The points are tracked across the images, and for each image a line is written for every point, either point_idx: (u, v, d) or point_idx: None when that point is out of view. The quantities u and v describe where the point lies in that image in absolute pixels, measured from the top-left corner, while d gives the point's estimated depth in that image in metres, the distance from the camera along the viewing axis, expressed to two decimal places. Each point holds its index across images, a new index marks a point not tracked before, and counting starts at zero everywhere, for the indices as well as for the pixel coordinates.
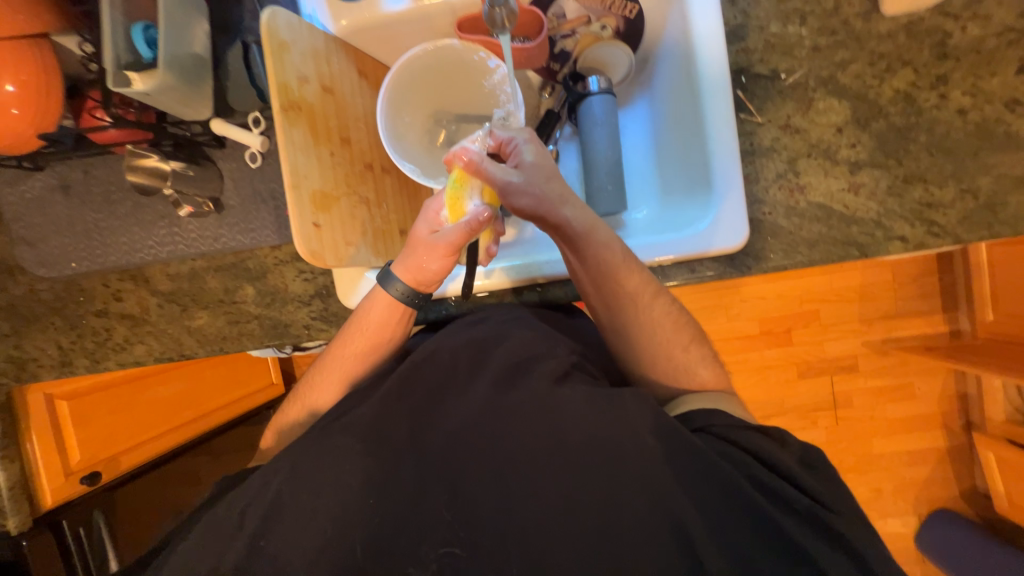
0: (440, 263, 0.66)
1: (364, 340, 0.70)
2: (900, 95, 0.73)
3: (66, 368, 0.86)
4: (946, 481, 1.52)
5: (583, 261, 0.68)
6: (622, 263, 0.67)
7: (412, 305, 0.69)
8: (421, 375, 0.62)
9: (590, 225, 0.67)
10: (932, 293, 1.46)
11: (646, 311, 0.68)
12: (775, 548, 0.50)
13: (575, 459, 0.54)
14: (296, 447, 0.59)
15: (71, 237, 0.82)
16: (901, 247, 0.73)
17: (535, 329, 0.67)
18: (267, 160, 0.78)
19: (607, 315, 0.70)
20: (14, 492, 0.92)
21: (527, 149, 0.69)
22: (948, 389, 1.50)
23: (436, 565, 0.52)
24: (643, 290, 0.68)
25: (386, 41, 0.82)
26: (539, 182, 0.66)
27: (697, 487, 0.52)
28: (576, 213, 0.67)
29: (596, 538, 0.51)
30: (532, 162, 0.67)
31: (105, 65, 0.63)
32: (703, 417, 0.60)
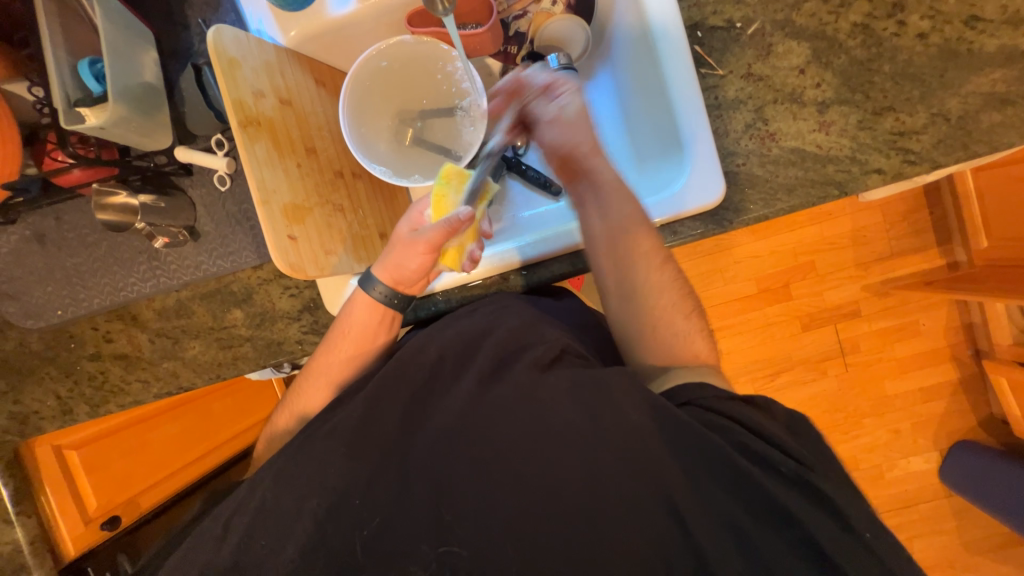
0: (419, 260, 0.67)
1: (348, 342, 0.70)
2: (858, 28, 0.72)
3: (68, 416, 0.86)
4: (962, 412, 1.52)
5: (602, 214, 0.68)
6: (642, 220, 0.68)
7: (393, 306, 0.71)
8: (405, 379, 0.62)
9: (616, 182, 0.70)
10: (924, 227, 1.46)
11: (655, 275, 0.66)
12: (767, 511, 0.49)
13: (565, 438, 0.55)
14: (298, 458, 0.60)
15: (52, 285, 0.81)
16: (880, 180, 0.72)
17: (517, 319, 0.68)
18: (236, 182, 0.77)
19: (616, 279, 0.67)
20: (35, 545, 0.91)
21: (573, 97, 0.74)
22: (953, 320, 1.50)
23: (436, 564, 0.53)
24: (654, 254, 0.67)
25: (339, 46, 0.82)
26: (576, 128, 0.73)
27: (685, 455, 0.52)
28: (604, 164, 0.72)
29: (589, 516, 0.53)
30: (574, 110, 0.73)
31: (56, 105, 0.63)
32: (698, 391, 0.58)
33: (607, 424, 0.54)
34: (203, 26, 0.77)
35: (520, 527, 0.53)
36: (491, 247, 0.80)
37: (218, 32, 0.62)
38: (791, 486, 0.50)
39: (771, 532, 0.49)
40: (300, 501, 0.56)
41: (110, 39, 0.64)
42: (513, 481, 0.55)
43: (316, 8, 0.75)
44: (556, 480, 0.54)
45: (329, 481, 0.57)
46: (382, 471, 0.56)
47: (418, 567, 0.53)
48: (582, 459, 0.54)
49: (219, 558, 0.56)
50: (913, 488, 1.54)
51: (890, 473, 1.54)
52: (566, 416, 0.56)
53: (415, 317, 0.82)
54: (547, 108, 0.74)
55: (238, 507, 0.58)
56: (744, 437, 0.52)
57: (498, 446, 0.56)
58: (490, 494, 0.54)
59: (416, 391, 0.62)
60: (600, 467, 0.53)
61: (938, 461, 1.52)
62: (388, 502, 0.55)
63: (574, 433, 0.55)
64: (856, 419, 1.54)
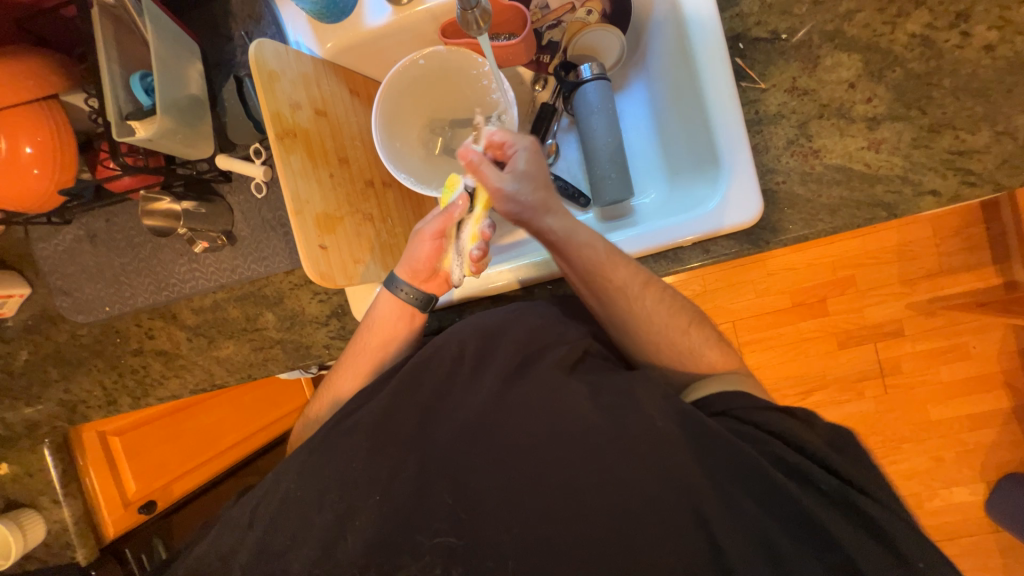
0: (426, 247, 0.66)
1: (377, 338, 0.71)
2: (916, 39, 0.68)
3: (112, 407, 0.91)
4: (1016, 443, 1.41)
5: (569, 263, 0.65)
6: (607, 261, 0.64)
7: (420, 303, 0.71)
8: (429, 372, 0.62)
9: (571, 229, 0.64)
10: (980, 245, 1.36)
11: (636, 302, 0.64)
12: (806, 531, 0.49)
13: (594, 447, 0.54)
14: (325, 451, 0.59)
15: (102, 283, 0.86)
16: (934, 202, 0.67)
17: (539, 314, 0.65)
18: (272, 189, 0.80)
19: (601, 309, 0.66)
20: (80, 526, 0.96)
21: (523, 157, 0.65)
22: (1008, 345, 1.39)
23: (442, 560, 0.53)
24: (632, 282, 0.64)
25: (374, 57, 0.83)
26: (529, 191, 0.63)
27: (714, 472, 0.51)
28: (557, 224, 0.64)
29: (613, 528, 0.52)
30: (523, 169, 0.64)
31: (109, 118, 0.66)
32: (722, 400, 0.57)
33: (636, 442, 0.53)
34: (246, 39, 0.80)
35: (538, 546, 0.52)
36: (530, 255, 0.79)
37: (259, 46, 0.64)
38: (829, 514, 0.48)
39: (805, 556, 0.48)
40: (324, 503, 0.57)
41: (162, 56, 0.67)
42: (536, 494, 0.54)
43: (353, 20, 0.77)
44: (581, 492, 0.53)
45: (351, 479, 0.57)
46: (407, 476, 0.56)
47: (414, 561, 0.53)
48: (608, 464, 0.53)
49: (246, 550, 0.57)
50: (955, 521, 1.45)
51: (931, 503, 1.45)
52: (596, 420, 0.55)
53: (437, 326, 0.82)
54: (497, 175, 0.62)
55: (262, 501, 0.59)
56: (776, 448, 0.52)
57: (521, 450, 0.56)
58: (509, 513, 0.54)
59: (437, 388, 0.61)
60: (630, 483, 0.52)
61: (986, 494, 1.42)
62: (407, 508, 0.55)
63: (602, 438, 0.54)
64: (895, 445, 1.46)
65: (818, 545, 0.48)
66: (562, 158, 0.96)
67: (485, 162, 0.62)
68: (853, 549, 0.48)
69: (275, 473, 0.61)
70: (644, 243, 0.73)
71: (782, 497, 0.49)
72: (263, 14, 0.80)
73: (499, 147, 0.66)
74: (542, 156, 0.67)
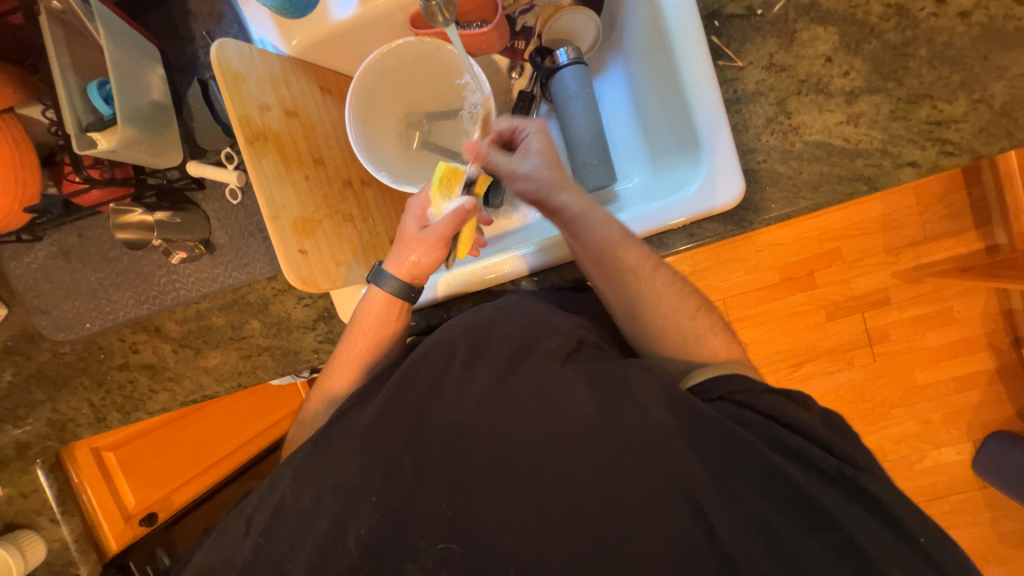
0: (433, 255, 0.68)
1: (365, 338, 0.70)
2: (892, 9, 0.67)
3: (102, 423, 0.90)
4: (999, 402, 1.45)
5: (578, 238, 0.67)
6: (620, 240, 0.65)
7: (408, 298, 0.71)
8: (422, 372, 0.62)
9: (586, 207, 0.67)
10: (961, 211, 1.37)
11: (647, 284, 0.66)
12: (797, 508, 0.50)
13: (591, 439, 0.54)
14: (319, 456, 0.59)
15: (80, 299, 0.84)
16: (913, 174, 0.68)
17: (529, 309, 0.66)
18: (247, 194, 0.78)
19: (608, 290, 0.67)
20: (81, 542, 0.97)
21: (535, 139, 0.71)
22: (991, 307, 1.42)
23: (435, 561, 0.53)
24: (643, 264, 0.66)
25: (343, 52, 0.81)
26: (542, 168, 0.68)
27: (707, 459, 0.52)
28: (572, 198, 0.68)
29: (608, 520, 0.52)
30: (536, 151, 0.70)
31: (68, 130, 0.63)
32: (720, 386, 0.58)
33: (629, 433, 0.54)
34: (208, 39, 0.77)
35: (534, 541, 0.53)
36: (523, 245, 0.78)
37: (221, 46, 0.62)
38: (816, 490, 0.50)
39: (799, 531, 0.49)
40: (318, 511, 0.56)
41: (117, 60, 0.64)
42: (535, 489, 0.54)
43: (318, 14, 0.74)
44: (578, 485, 0.53)
45: (347, 482, 0.57)
46: (402, 478, 0.56)
47: (416, 565, 0.53)
48: (602, 459, 0.53)
49: (244, 561, 0.56)
50: (944, 480, 1.49)
51: (920, 464, 1.49)
52: (591, 411, 0.55)
53: (426, 324, 0.81)
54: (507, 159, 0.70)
55: (260, 512, 0.59)
56: (771, 430, 0.53)
57: (516, 448, 0.55)
58: (503, 515, 0.54)
59: (430, 389, 0.61)
60: (620, 476, 0.53)
61: (972, 452, 1.47)
62: (404, 508, 0.55)
63: (595, 430, 0.55)
64: (884, 411, 1.49)
65: (808, 522, 0.49)
66: None
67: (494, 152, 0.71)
68: (849, 526, 0.49)
69: (270, 481, 0.61)
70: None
71: (772, 478, 0.50)
72: (224, 12, 0.77)
73: (510, 135, 0.73)
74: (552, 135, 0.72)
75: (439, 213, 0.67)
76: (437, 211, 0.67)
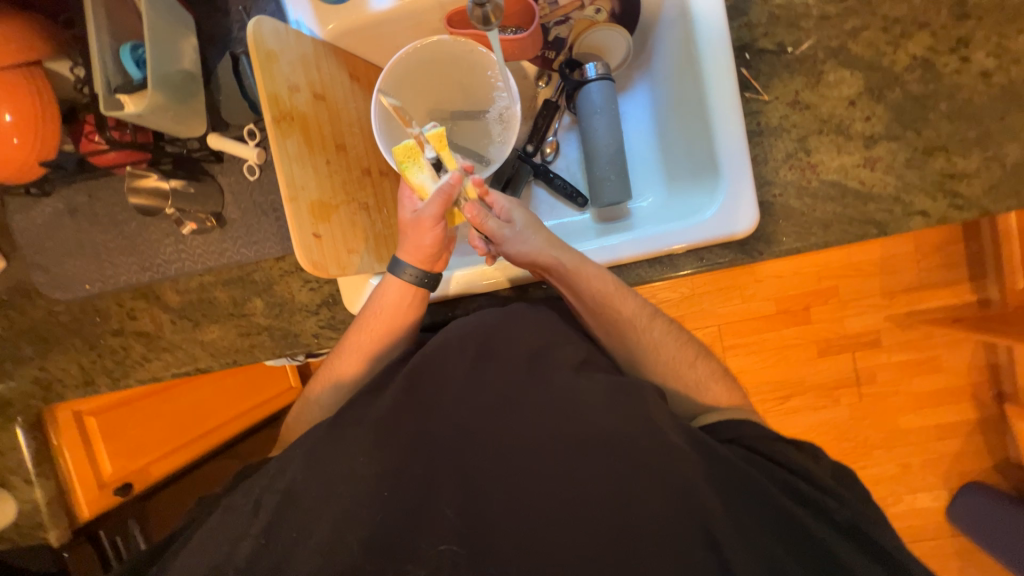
0: (431, 235, 0.68)
1: (379, 324, 0.70)
2: (918, 61, 0.69)
3: (89, 387, 0.89)
4: (977, 454, 1.48)
5: (579, 294, 0.67)
6: (617, 293, 0.67)
7: (425, 286, 0.71)
8: (430, 369, 0.61)
9: (579, 261, 0.67)
10: (959, 263, 1.40)
11: (646, 334, 0.68)
12: (794, 542, 0.50)
13: (589, 449, 0.55)
14: (314, 441, 0.59)
15: (82, 259, 0.84)
16: (922, 223, 0.69)
17: (540, 319, 0.66)
18: (265, 172, 0.78)
19: (608, 341, 0.70)
20: (52, 505, 0.97)
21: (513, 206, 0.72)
22: (978, 360, 1.45)
23: (436, 563, 0.53)
24: (640, 315, 0.68)
25: (376, 42, 0.81)
26: (528, 235, 0.68)
27: (710, 485, 0.53)
28: (566, 255, 0.68)
29: (604, 530, 0.53)
30: (518, 220, 0.70)
31: (97, 90, 0.63)
32: (734, 427, 0.59)
33: (630, 451, 0.54)
34: (244, 14, 0.77)
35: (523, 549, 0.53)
36: None
37: (258, 23, 0.62)
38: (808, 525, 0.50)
39: (788, 564, 0.49)
40: (307, 498, 0.56)
41: (154, 25, 0.65)
42: (529, 494, 0.54)
43: (357, 2, 0.75)
44: (573, 494, 0.54)
45: (338, 471, 0.56)
46: (395, 471, 0.56)
47: (416, 565, 0.53)
48: (604, 477, 0.54)
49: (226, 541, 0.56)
50: (918, 525, 1.51)
51: (895, 507, 1.51)
52: (590, 422, 0.56)
53: (430, 321, 0.81)
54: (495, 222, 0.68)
55: (247, 493, 0.58)
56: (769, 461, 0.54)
57: (515, 451, 0.56)
58: (502, 522, 0.54)
59: (434, 386, 0.60)
60: (621, 494, 0.53)
61: (947, 500, 1.49)
62: (395, 502, 0.55)
63: (599, 446, 0.55)
64: (865, 451, 1.51)
65: (800, 556, 0.50)
66: (561, 156, 0.96)
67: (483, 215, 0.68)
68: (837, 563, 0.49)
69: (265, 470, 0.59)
70: (605, 254, 0.74)
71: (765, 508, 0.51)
72: None
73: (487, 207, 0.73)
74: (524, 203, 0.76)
75: (417, 188, 0.70)
76: (415, 186, 0.70)
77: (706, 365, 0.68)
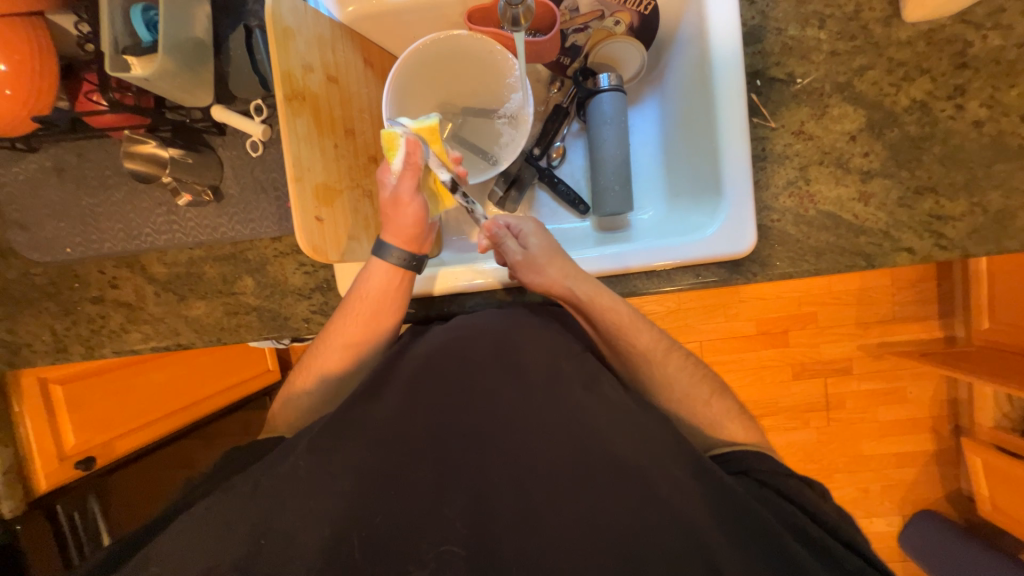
0: (411, 208, 0.69)
1: (365, 306, 0.69)
2: (916, 104, 0.72)
3: (60, 354, 0.85)
4: (933, 483, 1.55)
5: (596, 325, 0.71)
6: (630, 323, 0.69)
7: (412, 268, 0.70)
8: (434, 372, 0.62)
9: (593, 292, 0.70)
10: (930, 299, 1.47)
11: (657, 365, 0.69)
12: None
13: (580, 454, 0.55)
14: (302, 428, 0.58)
15: (66, 221, 0.80)
16: (908, 259, 0.72)
17: (545, 333, 0.67)
18: (269, 149, 0.76)
19: (621, 368, 0.73)
20: (9, 476, 0.91)
21: (531, 233, 0.75)
22: (940, 394, 1.52)
23: (434, 564, 0.50)
24: (653, 347, 0.70)
25: (394, 30, 0.80)
26: (543, 263, 0.71)
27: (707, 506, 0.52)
28: (580, 286, 0.70)
29: (587, 536, 0.51)
30: (534, 245, 0.73)
31: (103, 49, 0.62)
32: (738, 457, 0.61)
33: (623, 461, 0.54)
34: None
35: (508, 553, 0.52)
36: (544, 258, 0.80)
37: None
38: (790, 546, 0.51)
39: None
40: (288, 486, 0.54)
41: None
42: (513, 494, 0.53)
43: None
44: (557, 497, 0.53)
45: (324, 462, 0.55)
46: (379, 463, 0.55)
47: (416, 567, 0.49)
48: (598, 487, 0.53)
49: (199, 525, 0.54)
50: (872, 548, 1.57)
51: None
52: (582, 427, 0.56)
53: (425, 315, 0.81)
54: (513, 251, 0.72)
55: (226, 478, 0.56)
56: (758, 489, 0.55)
57: (501, 449, 0.56)
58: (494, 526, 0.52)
59: (431, 387, 0.61)
60: (613, 508, 0.52)
61: (901, 526, 1.55)
62: (373, 494, 0.53)
63: (595, 458, 0.54)
64: (830, 474, 1.56)
65: None
66: (567, 163, 0.96)
67: (500, 241, 0.73)
68: None
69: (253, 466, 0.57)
70: (605, 263, 0.75)
71: None
72: None
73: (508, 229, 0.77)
74: (544, 226, 0.77)
75: (393, 167, 0.69)
76: (392, 168, 0.69)
77: (695, 380, 0.70)
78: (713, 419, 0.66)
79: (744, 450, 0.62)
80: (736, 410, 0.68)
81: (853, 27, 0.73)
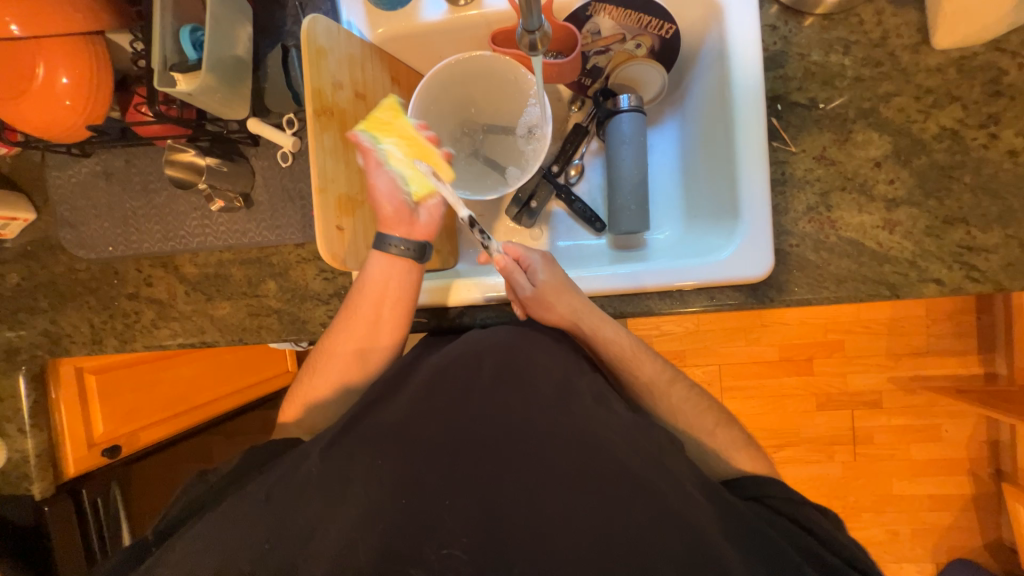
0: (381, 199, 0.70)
1: (370, 297, 0.70)
2: (946, 132, 0.70)
3: (96, 346, 0.90)
4: (970, 530, 1.44)
5: (601, 355, 0.72)
6: (632, 356, 0.70)
7: (415, 256, 0.71)
8: (442, 383, 0.62)
9: (597, 326, 0.70)
10: (968, 333, 1.39)
11: (664, 386, 0.69)
12: None
13: (582, 474, 0.54)
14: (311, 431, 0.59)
15: (110, 222, 0.86)
16: (936, 291, 0.69)
17: (555, 348, 0.67)
18: (298, 160, 0.80)
19: (629, 391, 0.72)
20: (41, 459, 0.94)
21: (540, 267, 0.74)
22: (980, 434, 1.43)
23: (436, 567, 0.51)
24: (659, 377, 0.70)
25: (421, 50, 0.84)
26: (551, 299, 0.71)
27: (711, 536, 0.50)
28: (586, 321, 0.70)
29: (587, 555, 0.51)
30: (544, 280, 0.72)
31: (154, 65, 0.68)
32: (749, 486, 0.59)
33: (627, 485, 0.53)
34: (299, 10, 0.80)
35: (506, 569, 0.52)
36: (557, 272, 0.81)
37: (313, 21, 0.64)
38: None
39: None
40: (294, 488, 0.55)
41: (216, 12, 0.69)
42: (512, 510, 0.53)
43: (408, 11, 0.78)
44: (557, 517, 0.52)
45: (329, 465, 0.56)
46: (383, 469, 0.56)
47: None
48: (599, 508, 0.52)
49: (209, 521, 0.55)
50: None
51: None
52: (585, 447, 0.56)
53: (437, 325, 0.82)
54: (523, 285, 0.72)
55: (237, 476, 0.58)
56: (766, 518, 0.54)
57: (503, 463, 0.55)
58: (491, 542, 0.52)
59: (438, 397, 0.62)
60: (613, 531, 0.51)
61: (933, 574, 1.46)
62: (375, 500, 0.54)
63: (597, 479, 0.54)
64: (855, 512, 1.48)
65: None
66: (585, 180, 0.97)
67: (511, 273, 0.73)
68: None
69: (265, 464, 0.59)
70: (618, 282, 0.75)
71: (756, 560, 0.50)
72: None
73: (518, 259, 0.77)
74: (553, 258, 0.76)
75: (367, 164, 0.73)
76: None
77: (704, 404, 0.69)
78: (721, 446, 0.65)
79: (754, 480, 0.60)
80: (746, 438, 0.67)
81: (880, 53, 0.72)
